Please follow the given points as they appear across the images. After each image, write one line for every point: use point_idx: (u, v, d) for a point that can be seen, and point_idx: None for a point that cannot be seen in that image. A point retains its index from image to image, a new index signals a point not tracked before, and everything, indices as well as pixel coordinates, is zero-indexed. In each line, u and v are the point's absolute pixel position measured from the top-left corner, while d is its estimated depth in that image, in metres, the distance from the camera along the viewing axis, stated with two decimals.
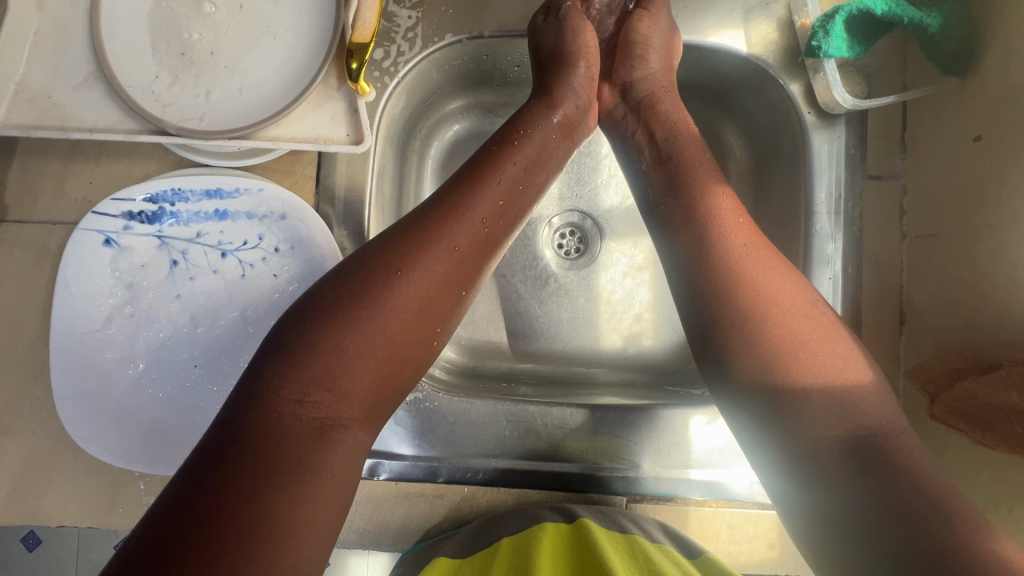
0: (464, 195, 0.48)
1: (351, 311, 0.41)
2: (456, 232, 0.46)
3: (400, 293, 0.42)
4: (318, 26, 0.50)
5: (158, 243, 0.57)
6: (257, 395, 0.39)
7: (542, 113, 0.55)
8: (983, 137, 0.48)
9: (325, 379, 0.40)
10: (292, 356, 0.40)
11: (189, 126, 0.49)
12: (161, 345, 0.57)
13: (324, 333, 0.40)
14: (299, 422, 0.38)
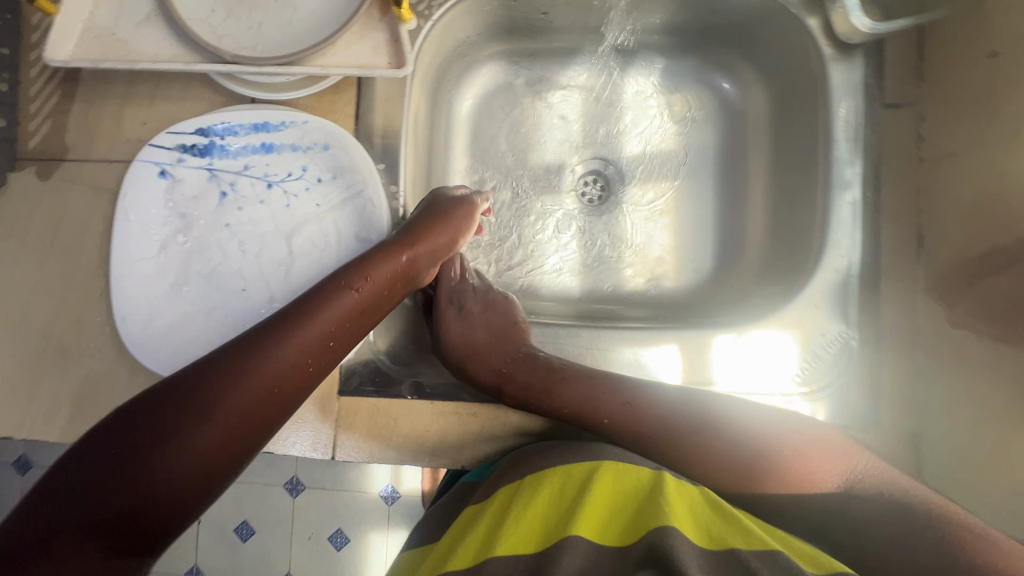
0: (354, 277, 0.53)
1: (232, 365, 0.45)
2: (329, 317, 0.50)
3: (278, 358, 0.46)
4: None
5: (209, 175, 0.61)
6: (177, 385, 0.43)
7: (437, 210, 0.61)
8: (999, 52, 0.50)
9: (232, 386, 0.44)
10: (203, 366, 0.44)
11: (243, 54, 0.52)
12: (211, 270, 0.60)
13: (210, 375, 0.44)
14: (218, 421, 0.43)
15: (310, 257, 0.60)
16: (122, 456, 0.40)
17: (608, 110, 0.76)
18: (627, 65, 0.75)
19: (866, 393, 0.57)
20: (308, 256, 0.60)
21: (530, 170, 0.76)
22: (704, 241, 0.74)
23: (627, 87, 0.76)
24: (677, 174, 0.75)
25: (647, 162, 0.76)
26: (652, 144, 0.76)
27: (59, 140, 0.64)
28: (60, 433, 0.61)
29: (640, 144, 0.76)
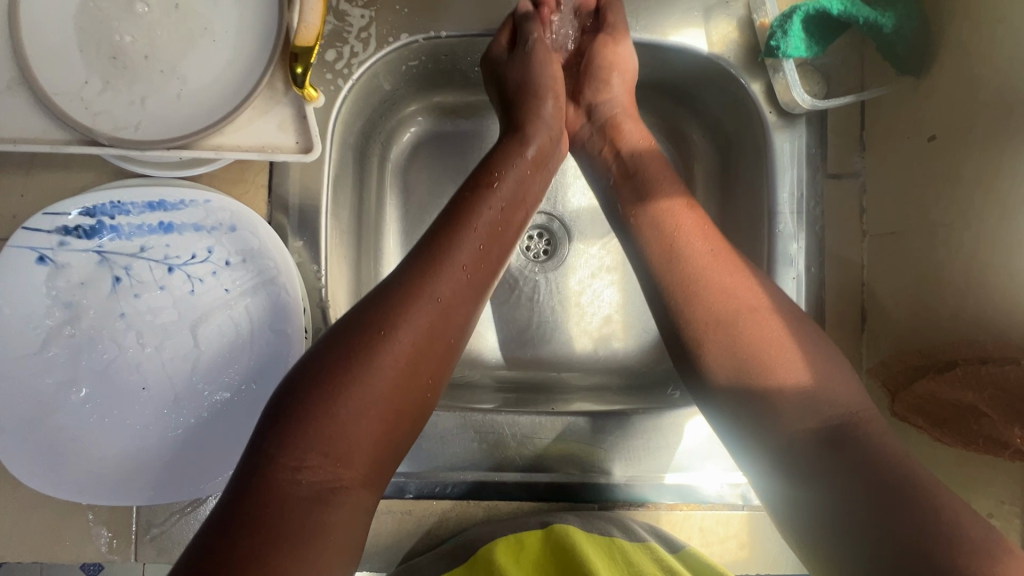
0: (461, 222, 0.48)
1: (343, 372, 0.41)
2: (462, 253, 0.47)
3: (388, 351, 0.42)
4: (260, 28, 0.47)
5: (99, 259, 0.54)
6: (361, 329, 0.42)
7: (514, 152, 0.54)
8: (938, 136, 0.48)
9: (439, 280, 0.45)
10: (408, 278, 0.45)
11: (123, 136, 0.46)
12: (105, 367, 0.53)
13: (325, 404, 0.40)
14: (377, 392, 0.41)
15: (221, 350, 0.54)
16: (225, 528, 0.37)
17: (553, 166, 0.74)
18: None
19: None
20: (219, 348, 0.54)
21: None
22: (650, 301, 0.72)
23: None
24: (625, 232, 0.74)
25: (593, 221, 0.74)
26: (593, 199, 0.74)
27: None
28: None
29: (586, 199, 0.74)
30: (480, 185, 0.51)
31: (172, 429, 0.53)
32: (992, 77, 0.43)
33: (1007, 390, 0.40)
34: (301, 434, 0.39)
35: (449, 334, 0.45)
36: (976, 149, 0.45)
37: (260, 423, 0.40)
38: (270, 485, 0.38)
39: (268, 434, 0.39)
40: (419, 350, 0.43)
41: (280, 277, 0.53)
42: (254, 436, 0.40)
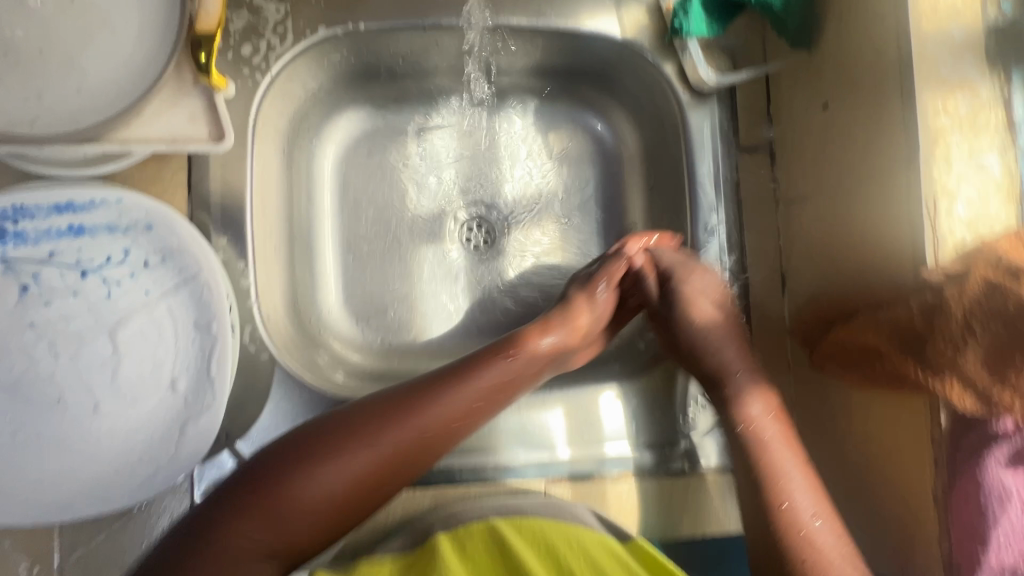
0: (506, 355, 0.51)
1: (385, 409, 0.46)
2: (509, 394, 0.51)
3: (428, 405, 0.47)
4: (162, 18, 0.46)
5: (4, 267, 0.51)
6: (376, 420, 0.45)
7: (583, 295, 0.57)
8: (831, 103, 0.51)
9: (438, 413, 0.47)
10: (444, 392, 0.48)
11: (18, 132, 0.44)
12: (15, 382, 0.50)
13: (353, 424, 0.45)
14: (406, 430, 0.46)
15: (145, 355, 0.51)
16: (226, 503, 0.42)
17: (487, 154, 0.73)
18: (500, 107, 0.72)
19: None
20: (142, 351, 0.51)
21: (410, 222, 0.71)
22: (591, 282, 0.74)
23: (501, 127, 0.72)
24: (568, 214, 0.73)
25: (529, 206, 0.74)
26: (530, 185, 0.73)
27: None
28: None
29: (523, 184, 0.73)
30: (544, 326, 0.55)
31: (92, 441, 0.50)
32: (867, 44, 0.47)
33: (902, 328, 0.42)
34: (282, 469, 0.43)
35: (456, 421, 0.48)
36: (861, 109, 0.48)
37: (260, 452, 0.44)
38: (278, 476, 0.43)
39: (258, 461, 0.44)
40: (415, 444, 0.46)
41: (203, 268, 0.51)
42: (292, 430, 0.46)
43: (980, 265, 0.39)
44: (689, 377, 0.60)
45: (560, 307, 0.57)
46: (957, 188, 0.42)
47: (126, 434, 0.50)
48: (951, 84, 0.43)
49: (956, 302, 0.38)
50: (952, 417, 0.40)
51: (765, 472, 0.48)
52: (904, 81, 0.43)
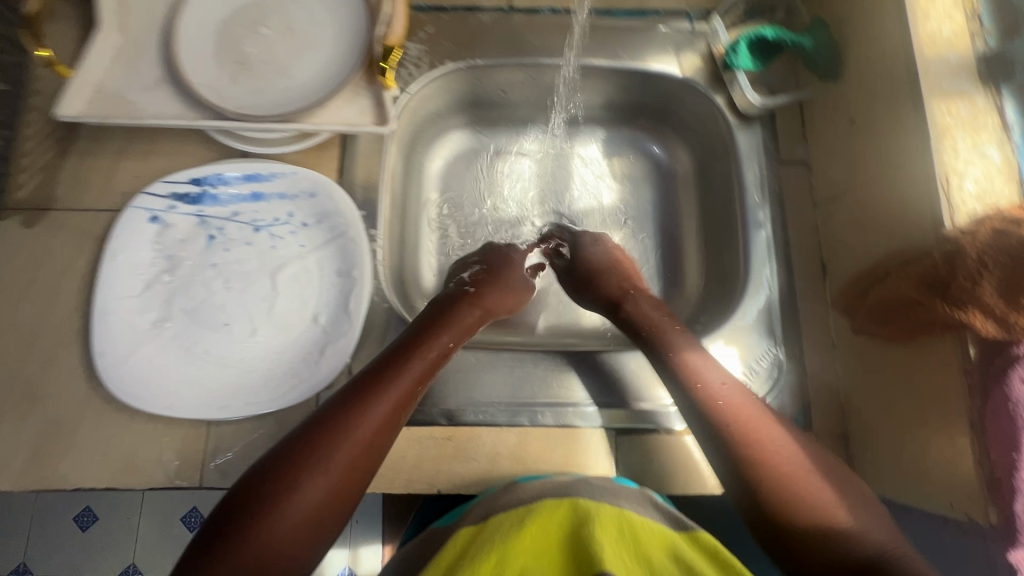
0: (404, 362, 0.55)
1: (321, 427, 0.48)
2: (403, 397, 0.53)
3: (359, 419, 0.49)
4: (350, 41, 0.63)
5: (199, 221, 0.66)
6: (323, 440, 0.48)
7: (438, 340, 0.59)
8: (856, 118, 0.64)
9: (374, 416, 0.50)
10: (364, 409, 0.50)
11: (244, 112, 0.60)
12: (194, 308, 0.63)
13: (314, 438, 0.48)
14: (358, 439, 0.49)
15: (294, 294, 0.64)
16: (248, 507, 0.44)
17: (562, 172, 0.88)
18: (576, 135, 0.88)
19: (797, 400, 0.65)
20: (293, 290, 0.64)
21: (496, 221, 0.85)
22: (651, 278, 0.83)
23: (574, 152, 0.88)
24: (630, 221, 0.86)
25: (596, 212, 0.86)
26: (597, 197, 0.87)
27: (48, 189, 0.68)
28: (15, 481, 0.60)
29: (592, 197, 0.87)
30: (404, 357, 0.55)
31: (247, 358, 0.62)
32: (884, 68, 0.60)
33: (930, 276, 0.50)
34: (274, 500, 0.45)
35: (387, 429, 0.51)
36: (883, 118, 0.60)
37: (225, 497, 0.46)
38: (296, 475, 0.46)
39: (245, 502, 0.45)
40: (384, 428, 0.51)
41: (348, 229, 0.65)
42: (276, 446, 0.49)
43: (990, 221, 0.48)
44: (732, 361, 0.66)
45: (422, 337, 0.58)
46: (966, 170, 0.52)
47: (274, 354, 0.62)
48: (953, 94, 0.55)
49: (971, 245, 0.47)
50: (979, 348, 0.48)
51: (760, 464, 0.51)
52: (916, 92, 0.56)
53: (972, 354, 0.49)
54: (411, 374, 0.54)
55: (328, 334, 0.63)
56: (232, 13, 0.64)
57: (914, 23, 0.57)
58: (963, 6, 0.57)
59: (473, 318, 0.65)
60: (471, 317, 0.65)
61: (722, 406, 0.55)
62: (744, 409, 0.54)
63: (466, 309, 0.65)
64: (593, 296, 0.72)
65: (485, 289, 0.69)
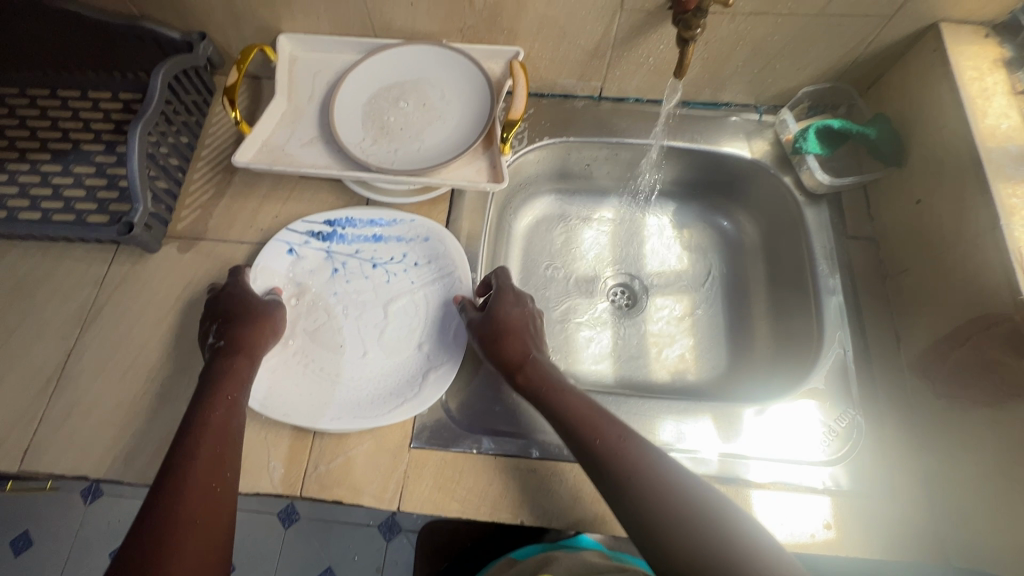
0: (220, 388, 0.60)
1: (180, 459, 0.54)
2: (206, 426, 0.56)
3: (195, 449, 0.55)
4: (474, 117, 0.75)
5: (326, 255, 0.75)
6: (173, 479, 0.52)
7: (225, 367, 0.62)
8: (922, 199, 0.70)
9: (206, 456, 0.54)
10: (193, 451, 0.54)
11: (384, 166, 0.72)
12: (315, 329, 0.71)
13: (183, 465, 0.53)
14: (195, 474, 0.53)
15: (403, 323, 0.72)
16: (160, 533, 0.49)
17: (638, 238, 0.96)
18: (648, 206, 0.97)
19: (881, 464, 0.64)
20: (401, 320, 0.72)
21: (572, 279, 0.93)
22: (715, 339, 0.88)
23: (647, 221, 0.97)
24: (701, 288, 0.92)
25: (663, 276, 0.93)
26: (670, 264, 0.94)
27: (202, 223, 0.80)
28: (138, 473, 0.66)
29: (663, 263, 0.94)
30: (205, 408, 0.58)
31: (355, 378, 0.69)
32: (948, 154, 0.67)
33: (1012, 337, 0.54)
34: (154, 535, 0.49)
35: (214, 463, 0.55)
36: (949, 199, 0.66)
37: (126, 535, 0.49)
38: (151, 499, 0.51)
39: (134, 533, 0.49)
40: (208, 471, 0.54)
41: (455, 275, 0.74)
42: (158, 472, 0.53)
43: None
44: (811, 419, 0.68)
45: (207, 395, 0.59)
46: None
47: (379, 375, 0.69)
48: (1017, 179, 0.61)
49: None
50: None
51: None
52: (981, 176, 0.62)
53: None
54: (227, 423, 0.58)
55: (429, 362, 0.69)
56: (378, 91, 0.78)
57: (974, 120, 0.64)
58: (1018, 107, 0.65)
59: (242, 366, 0.63)
60: (245, 367, 0.63)
61: (639, 517, 0.52)
62: (666, 517, 0.51)
63: (232, 361, 0.62)
64: (491, 350, 0.65)
65: (231, 331, 0.65)
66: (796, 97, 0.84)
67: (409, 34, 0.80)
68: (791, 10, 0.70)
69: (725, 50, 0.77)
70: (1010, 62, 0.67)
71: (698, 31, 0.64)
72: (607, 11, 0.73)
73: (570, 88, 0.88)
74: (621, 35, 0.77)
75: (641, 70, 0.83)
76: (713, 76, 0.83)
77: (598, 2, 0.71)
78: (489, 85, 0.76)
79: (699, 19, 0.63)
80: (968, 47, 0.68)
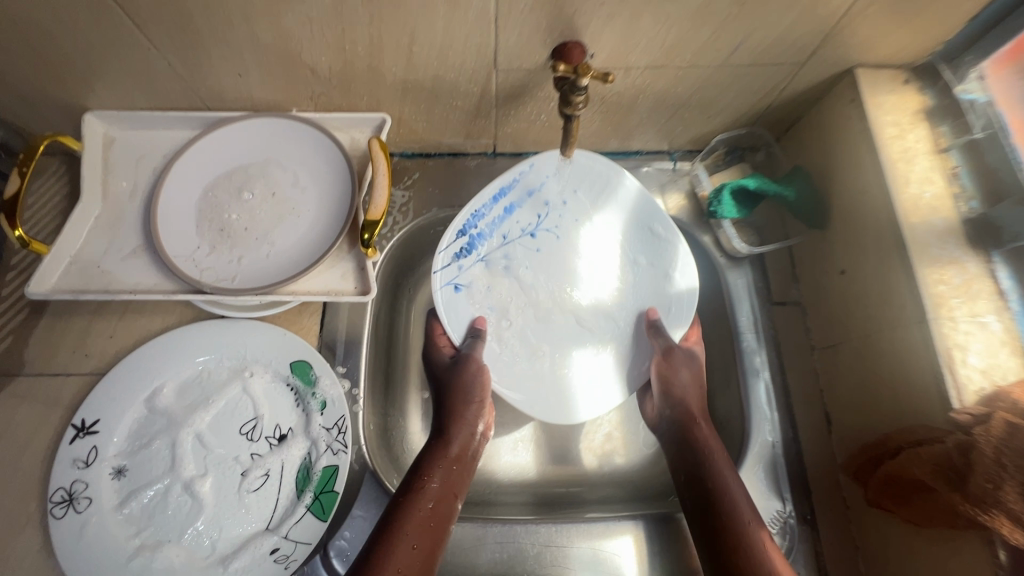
0: (441, 444, 0.60)
1: (396, 521, 0.53)
2: (431, 487, 0.56)
3: (421, 505, 0.55)
4: (336, 210, 0.64)
5: (198, 387, 0.63)
6: (386, 544, 0.51)
7: (463, 425, 0.62)
8: (846, 270, 0.63)
9: (419, 531, 0.53)
10: (416, 505, 0.54)
11: (222, 284, 0.59)
12: (154, 487, 0.59)
13: (399, 523, 0.53)
14: (412, 538, 0.52)
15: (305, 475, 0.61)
16: None
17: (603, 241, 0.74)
18: None
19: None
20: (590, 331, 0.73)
21: None
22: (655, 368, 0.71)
23: None
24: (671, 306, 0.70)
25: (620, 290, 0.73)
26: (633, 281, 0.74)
27: (15, 355, 0.65)
28: None
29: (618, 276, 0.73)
30: (428, 466, 0.58)
31: (215, 550, 0.58)
32: (869, 221, 0.59)
33: (944, 464, 0.47)
34: None
35: (432, 539, 0.53)
36: (871, 276, 0.59)
37: None
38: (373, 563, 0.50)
39: None
40: (427, 546, 0.52)
41: (593, 266, 0.74)
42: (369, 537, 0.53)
43: (1003, 411, 0.46)
44: None
45: (430, 455, 0.59)
46: (967, 343, 0.51)
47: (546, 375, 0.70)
48: (943, 261, 0.54)
49: (985, 440, 0.45)
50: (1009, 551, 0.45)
51: None
52: (905, 258, 0.55)
53: (1002, 558, 0.46)
54: (437, 506, 0.55)
55: (313, 515, 0.59)
56: (216, 179, 0.64)
57: (895, 189, 0.57)
58: (941, 169, 0.58)
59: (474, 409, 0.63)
60: (464, 419, 0.63)
61: None
62: None
63: (464, 413, 0.63)
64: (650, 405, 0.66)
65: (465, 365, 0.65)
66: (709, 145, 0.75)
67: (249, 104, 0.65)
68: (692, 63, 0.60)
69: (625, 104, 0.67)
70: (931, 113, 0.60)
71: (580, 107, 0.53)
72: (480, 72, 0.60)
73: (459, 146, 0.75)
74: (503, 94, 0.64)
75: (536, 126, 0.71)
76: (618, 128, 0.72)
77: (468, 64, 0.59)
78: (349, 167, 0.64)
79: (580, 95, 0.52)
80: (887, 97, 0.60)
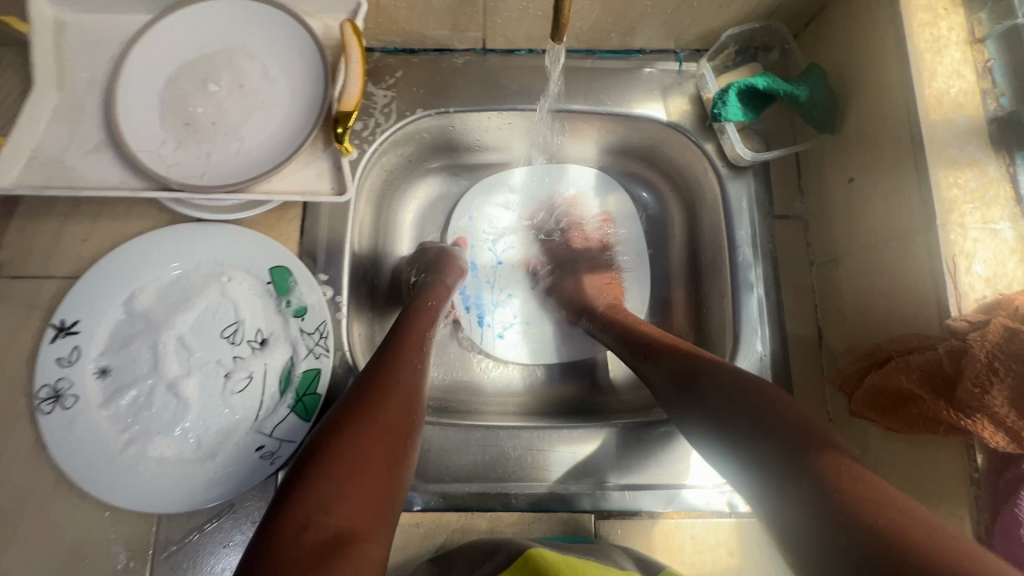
0: (429, 293, 0.65)
1: (394, 339, 0.56)
2: (426, 319, 0.61)
3: (416, 330, 0.58)
4: (309, 104, 0.59)
5: (176, 289, 0.62)
6: (389, 350, 0.55)
7: (451, 278, 0.69)
8: (856, 178, 0.59)
9: (411, 342, 0.56)
10: (410, 329, 0.58)
11: (190, 181, 0.56)
12: (136, 384, 0.59)
13: (395, 341, 0.56)
14: (415, 347, 0.56)
15: (285, 377, 0.61)
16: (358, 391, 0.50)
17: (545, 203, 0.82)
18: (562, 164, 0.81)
19: None
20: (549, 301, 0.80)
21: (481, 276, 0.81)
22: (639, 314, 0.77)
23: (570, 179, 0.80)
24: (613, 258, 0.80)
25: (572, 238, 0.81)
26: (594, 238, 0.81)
27: None
28: None
29: (573, 228, 0.81)
30: (421, 305, 0.63)
31: (201, 445, 0.59)
32: (888, 120, 0.55)
33: (932, 371, 0.46)
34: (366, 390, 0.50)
35: (412, 397, 0.51)
36: (882, 180, 0.55)
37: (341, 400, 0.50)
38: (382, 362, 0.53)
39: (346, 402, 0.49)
40: (403, 405, 0.49)
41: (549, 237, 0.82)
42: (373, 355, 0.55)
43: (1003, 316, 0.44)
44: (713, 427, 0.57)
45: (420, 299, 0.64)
46: (974, 251, 0.48)
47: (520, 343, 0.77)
48: (960, 162, 0.50)
49: (978, 345, 0.43)
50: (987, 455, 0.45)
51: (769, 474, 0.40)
52: (919, 160, 0.51)
53: (980, 462, 0.45)
54: (427, 328, 0.60)
55: (297, 416, 0.60)
56: (179, 68, 0.59)
57: (919, 82, 0.52)
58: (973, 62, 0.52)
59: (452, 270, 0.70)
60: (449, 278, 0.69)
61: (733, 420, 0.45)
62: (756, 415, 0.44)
63: (450, 273, 0.70)
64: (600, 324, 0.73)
65: (441, 251, 0.73)
66: (718, 42, 0.69)
67: None
68: None
69: None
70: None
71: None
72: None
73: (445, 40, 0.70)
74: None
75: (528, 16, 0.64)
76: (619, 18, 0.65)
77: None
78: (323, 59, 0.59)
79: None
80: None
